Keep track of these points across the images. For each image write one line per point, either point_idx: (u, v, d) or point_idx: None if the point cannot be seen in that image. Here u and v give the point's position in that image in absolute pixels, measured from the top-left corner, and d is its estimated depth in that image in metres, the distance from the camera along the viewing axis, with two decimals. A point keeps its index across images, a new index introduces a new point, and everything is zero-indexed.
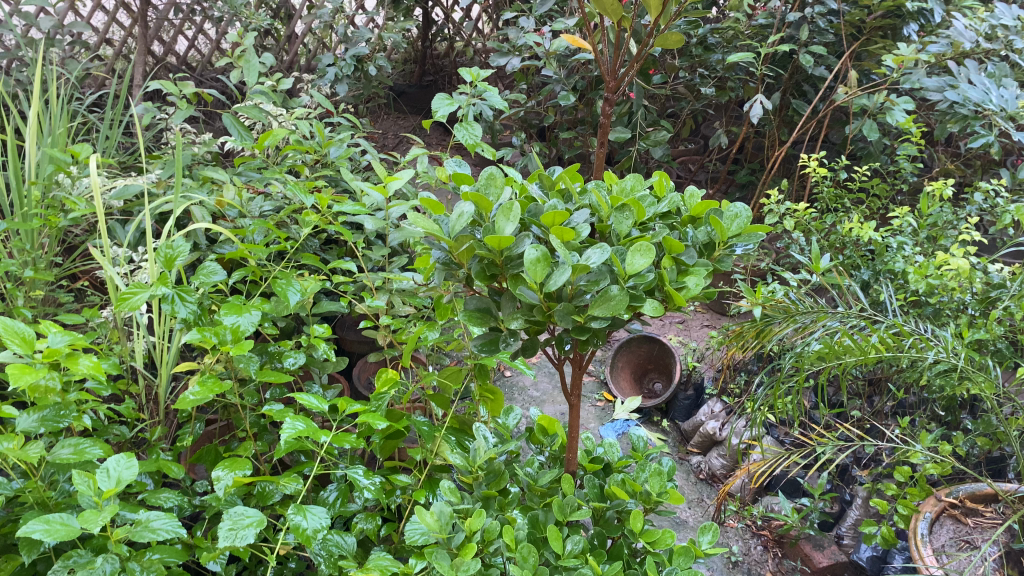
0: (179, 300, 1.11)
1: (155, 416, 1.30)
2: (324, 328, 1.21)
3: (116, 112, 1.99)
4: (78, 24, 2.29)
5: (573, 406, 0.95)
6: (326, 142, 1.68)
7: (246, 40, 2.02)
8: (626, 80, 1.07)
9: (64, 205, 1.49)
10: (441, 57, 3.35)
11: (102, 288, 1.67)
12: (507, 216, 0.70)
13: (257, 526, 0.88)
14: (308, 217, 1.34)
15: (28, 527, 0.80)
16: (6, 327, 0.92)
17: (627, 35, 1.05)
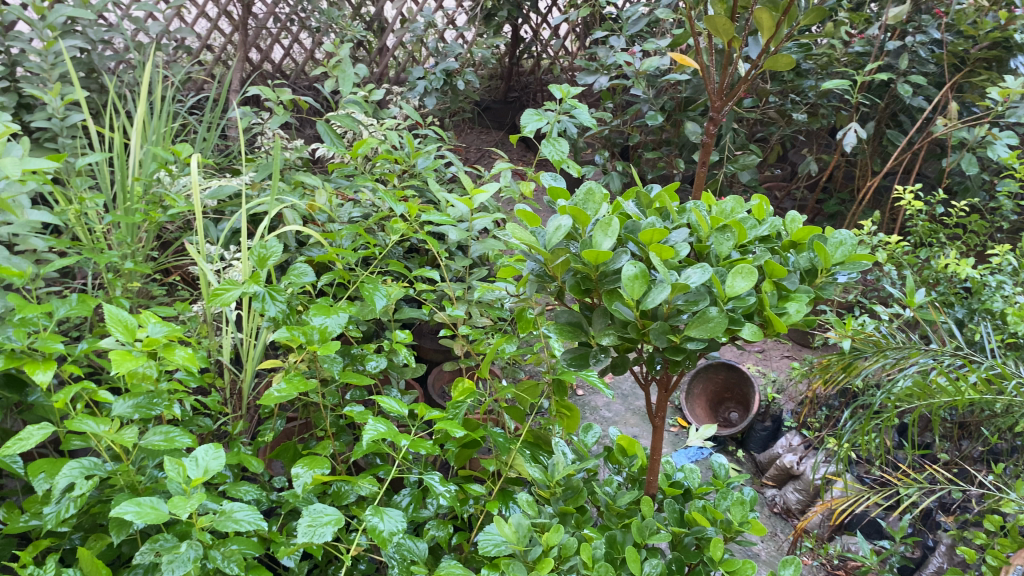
0: (270, 298, 1.15)
1: (239, 410, 1.34)
2: (407, 335, 1.23)
3: (216, 115, 2.07)
4: (184, 29, 2.40)
5: (657, 428, 0.94)
6: (416, 153, 1.71)
7: (342, 51, 2.08)
8: (735, 99, 1.07)
9: (164, 202, 1.56)
10: (527, 74, 3.38)
11: (193, 284, 1.73)
12: (606, 232, 0.70)
13: (335, 524, 0.89)
14: (396, 224, 1.36)
15: (121, 508, 0.83)
16: (111, 315, 0.97)
17: (738, 55, 1.05)
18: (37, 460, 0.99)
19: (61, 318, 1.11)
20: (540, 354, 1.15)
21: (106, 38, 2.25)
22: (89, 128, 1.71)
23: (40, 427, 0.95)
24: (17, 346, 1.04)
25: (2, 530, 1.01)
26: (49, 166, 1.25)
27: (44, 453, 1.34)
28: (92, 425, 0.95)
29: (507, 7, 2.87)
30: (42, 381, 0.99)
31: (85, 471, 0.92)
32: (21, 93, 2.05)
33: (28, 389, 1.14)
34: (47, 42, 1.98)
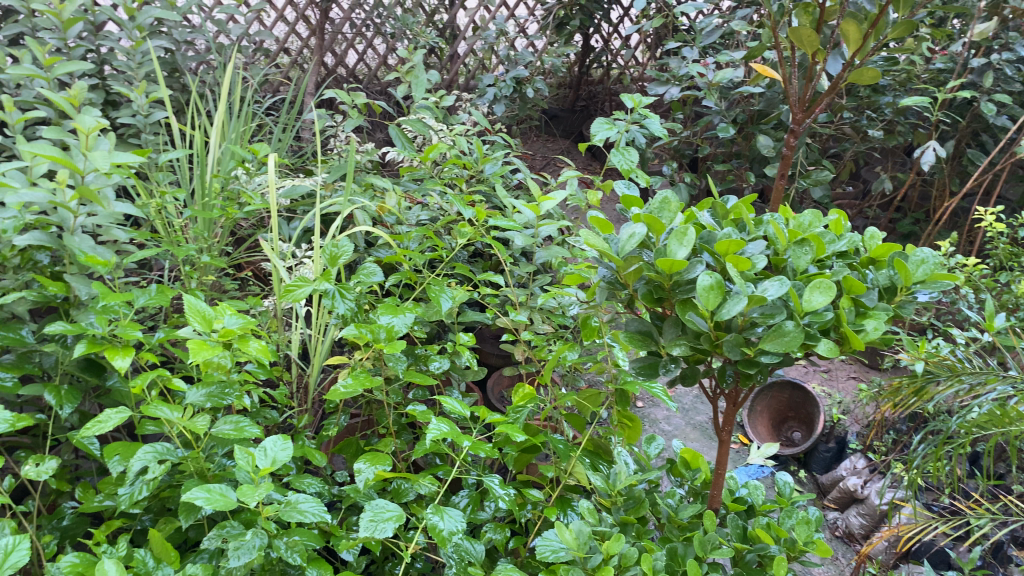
0: (339, 296, 1.17)
1: (303, 405, 1.37)
2: (471, 337, 1.24)
3: (292, 116, 2.13)
4: (264, 32, 2.47)
5: (722, 443, 0.93)
6: (484, 158, 1.73)
7: (416, 56, 2.11)
8: (817, 110, 1.07)
9: (241, 199, 1.60)
10: (596, 84, 3.38)
11: (264, 280, 1.78)
12: (681, 241, 0.70)
13: (396, 521, 0.91)
14: (464, 228, 1.38)
15: (192, 492, 0.86)
16: (190, 305, 1.00)
17: (821, 66, 1.05)
18: (113, 442, 1.02)
19: (140, 306, 1.16)
20: (603, 362, 1.15)
21: (190, 40, 2.33)
22: (172, 125, 1.77)
23: (118, 411, 0.98)
24: (99, 332, 1.08)
25: (78, 509, 1.06)
26: (133, 159, 1.32)
27: (118, 437, 1.39)
28: (166, 411, 0.98)
29: (578, 16, 2.89)
30: (121, 367, 1.02)
31: (158, 455, 0.95)
32: (109, 91, 2.14)
33: (107, 373, 1.20)
34: (136, 42, 2.06)
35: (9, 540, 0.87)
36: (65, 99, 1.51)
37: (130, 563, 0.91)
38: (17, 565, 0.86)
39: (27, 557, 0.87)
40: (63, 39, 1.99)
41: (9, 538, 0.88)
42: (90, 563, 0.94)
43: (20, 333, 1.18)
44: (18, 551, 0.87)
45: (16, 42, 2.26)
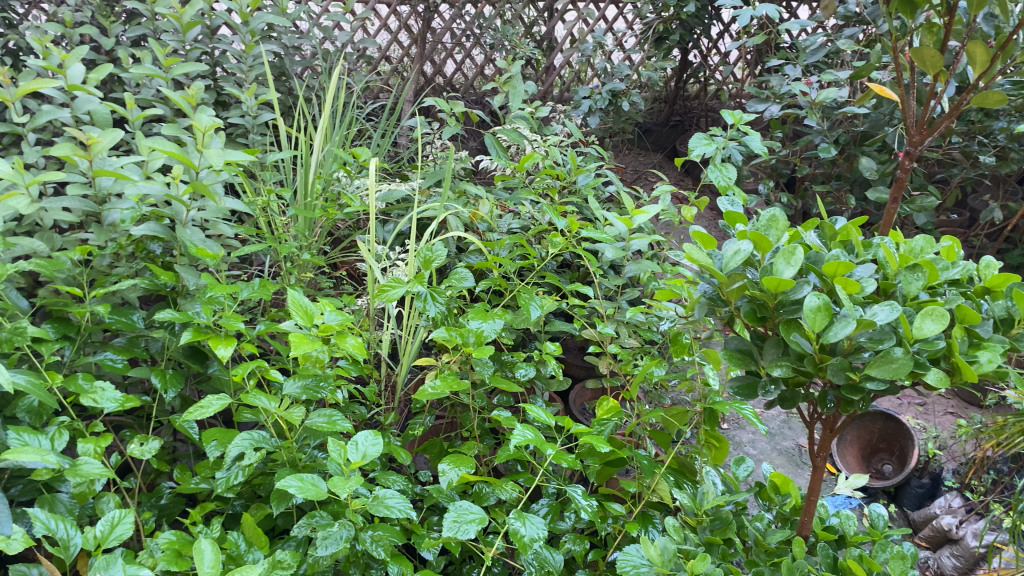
0: (431, 298, 1.20)
1: (390, 404, 1.40)
2: (558, 346, 1.25)
3: (391, 122, 2.19)
4: (369, 39, 2.54)
5: (817, 469, 0.90)
6: (577, 169, 1.71)
7: (515, 66, 2.14)
8: (935, 134, 1.05)
9: (341, 201, 1.65)
10: (692, 99, 3.36)
11: (357, 280, 1.82)
12: (789, 260, 0.69)
13: (479, 523, 0.92)
14: (556, 238, 1.38)
15: (286, 480, 0.89)
16: (294, 300, 1.06)
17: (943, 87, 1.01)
18: (212, 427, 1.06)
19: (243, 299, 1.21)
20: (692, 380, 1.14)
21: (298, 45, 2.43)
22: (279, 127, 1.84)
23: (219, 397, 1.03)
24: (204, 321, 1.13)
25: (176, 489, 1.10)
26: (244, 157, 1.38)
27: (214, 423, 1.45)
28: (264, 401, 1.02)
29: (678, 31, 2.87)
30: (224, 355, 1.07)
31: (254, 442, 0.99)
32: (221, 92, 2.24)
33: (209, 361, 1.25)
34: (249, 45, 2.15)
35: (115, 513, 0.93)
36: (183, 98, 1.61)
37: (223, 544, 0.95)
38: (122, 536, 0.91)
39: (131, 531, 0.92)
40: (182, 41, 2.10)
41: (115, 511, 0.93)
42: (186, 541, 0.98)
43: (131, 318, 1.24)
44: (123, 524, 0.92)
45: (139, 44, 2.39)
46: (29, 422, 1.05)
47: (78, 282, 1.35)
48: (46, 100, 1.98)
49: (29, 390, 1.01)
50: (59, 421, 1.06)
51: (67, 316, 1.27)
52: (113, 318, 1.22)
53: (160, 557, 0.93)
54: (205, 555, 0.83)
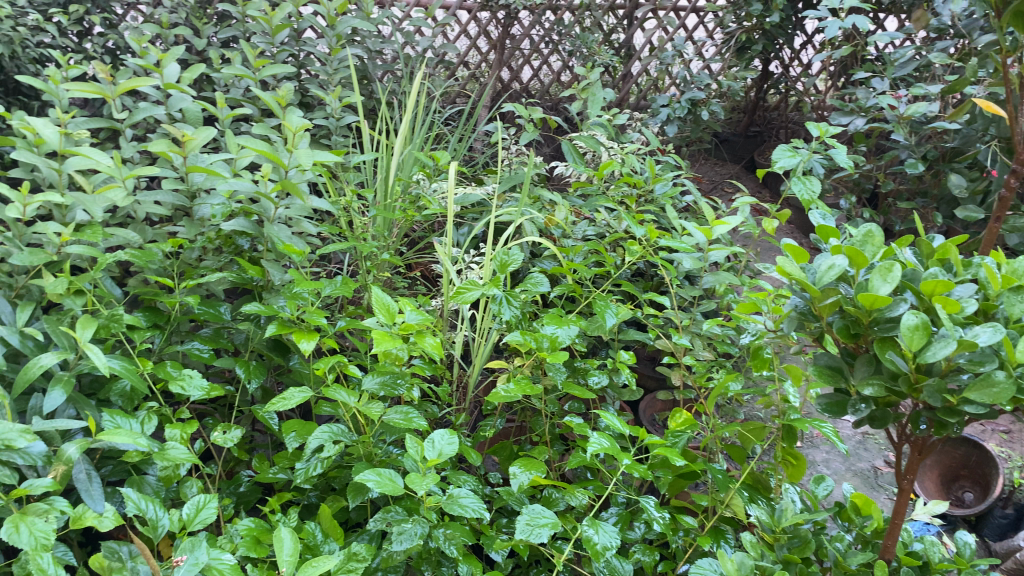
0: (506, 302, 1.21)
1: (461, 404, 1.42)
2: (632, 356, 1.25)
3: (469, 126, 2.21)
4: (450, 45, 2.59)
5: (902, 492, 0.89)
6: (654, 178, 1.71)
7: (594, 74, 2.14)
8: None
9: (421, 204, 1.69)
10: (772, 110, 3.33)
11: (432, 282, 1.85)
12: (885, 277, 0.69)
13: (551, 528, 0.92)
14: (634, 246, 1.38)
15: (364, 475, 0.91)
16: (377, 298, 1.11)
17: None
18: (291, 419, 1.10)
19: (325, 295, 1.24)
20: (770, 396, 1.13)
21: (381, 49, 2.48)
22: (362, 129, 1.89)
23: (301, 390, 1.06)
24: (289, 315, 1.17)
25: (256, 478, 1.14)
26: (331, 158, 1.45)
27: (291, 415, 1.49)
28: (344, 395, 1.05)
29: (760, 41, 2.83)
30: (307, 349, 1.10)
31: (333, 435, 1.02)
32: (306, 93, 2.30)
33: (291, 354, 1.29)
34: (334, 48, 2.21)
35: (200, 497, 0.96)
36: (272, 100, 1.66)
37: (301, 534, 0.98)
38: (206, 520, 0.94)
39: (214, 516, 0.96)
40: (271, 43, 2.16)
41: (200, 496, 0.97)
42: (265, 529, 1.01)
43: (219, 309, 1.29)
44: (207, 509, 0.96)
45: (230, 45, 2.48)
46: (121, 406, 1.10)
47: (169, 273, 1.41)
48: (143, 98, 2.06)
49: (123, 375, 1.05)
50: (149, 406, 1.10)
51: (158, 306, 1.32)
52: (202, 309, 1.27)
53: (240, 543, 0.96)
54: (285, 543, 0.85)
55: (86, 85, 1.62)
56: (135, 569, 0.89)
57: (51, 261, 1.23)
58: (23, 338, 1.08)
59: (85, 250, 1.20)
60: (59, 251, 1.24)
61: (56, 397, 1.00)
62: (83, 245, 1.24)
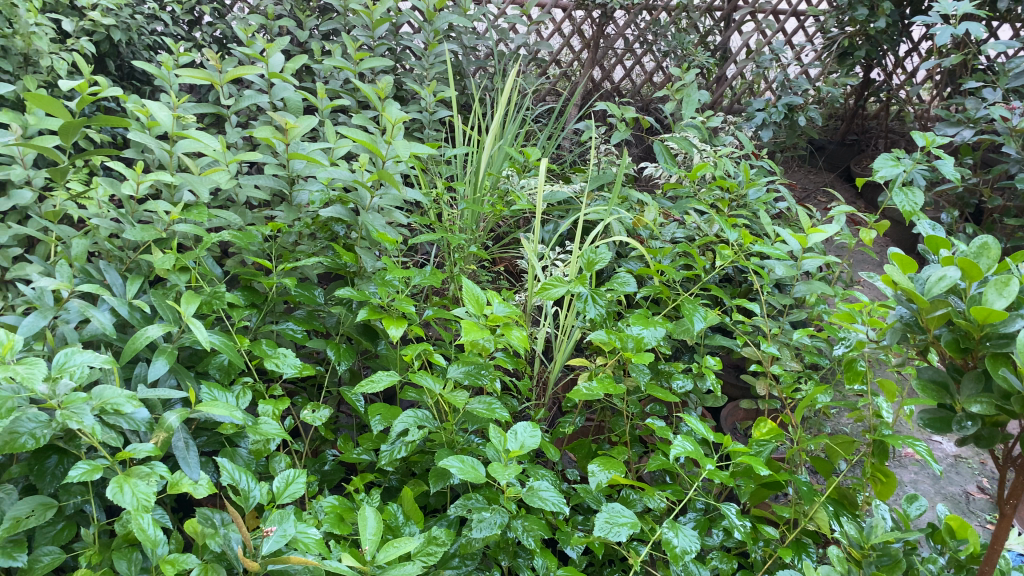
0: (592, 299, 1.21)
1: (540, 399, 1.43)
2: (717, 362, 1.23)
3: (560, 124, 2.22)
4: (544, 43, 2.61)
5: (1004, 517, 0.85)
6: (748, 183, 1.68)
7: (690, 75, 2.12)
8: None
9: (510, 199, 1.70)
10: (871, 119, 3.27)
11: (517, 277, 1.87)
12: (1001, 290, 0.68)
13: (630, 527, 0.92)
14: (726, 250, 1.35)
15: (447, 461, 0.93)
16: (467, 289, 1.13)
17: None
18: (377, 403, 1.12)
19: (415, 284, 1.27)
20: (861, 410, 1.10)
21: (476, 45, 2.51)
22: (456, 124, 1.91)
23: (388, 374, 1.09)
24: (379, 302, 1.20)
25: (340, 457, 1.17)
26: (426, 150, 1.49)
27: (375, 400, 1.53)
28: (430, 382, 1.07)
29: (864, 47, 2.74)
30: (395, 335, 1.13)
31: (417, 420, 1.05)
32: (401, 87, 2.35)
33: (378, 340, 1.35)
34: (432, 43, 2.25)
35: (290, 472, 0.99)
36: (371, 91, 1.70)
37: (383, 515, 1.00)
38: (294, 494, 0.97)
39: (301, 491, 0.98)
40: (370, 36, 2.21)
41: (289, 470, 1.00)
42: (348, 507, 1.04)
43: (313, 292, 1.33)
44: (295, 484, 0.99)
45: (330, 37, 2.55)
46: (219, 379, 1.15)
47: (266, 255, 1.46)
48: (248, 86, 2.14)
49: (222, 350, 1.09)
50: (244, 381, 1.14)
51: (255, 286, 1.37)
52: (297, 291, 1.31)
53: (324, 519, 0.99)
54: (369, 522, 0.87)
55: (196, 72, 1.69)
56: (227, 536, 0.92)
57: (160, 238, 1.28)
58: (131, 309, 1.13)
59: (192, 229, 1.25)
60: (167, 229, 1.29)
61: (160, 367, 1.04)
62: (190, 224, 1.29)
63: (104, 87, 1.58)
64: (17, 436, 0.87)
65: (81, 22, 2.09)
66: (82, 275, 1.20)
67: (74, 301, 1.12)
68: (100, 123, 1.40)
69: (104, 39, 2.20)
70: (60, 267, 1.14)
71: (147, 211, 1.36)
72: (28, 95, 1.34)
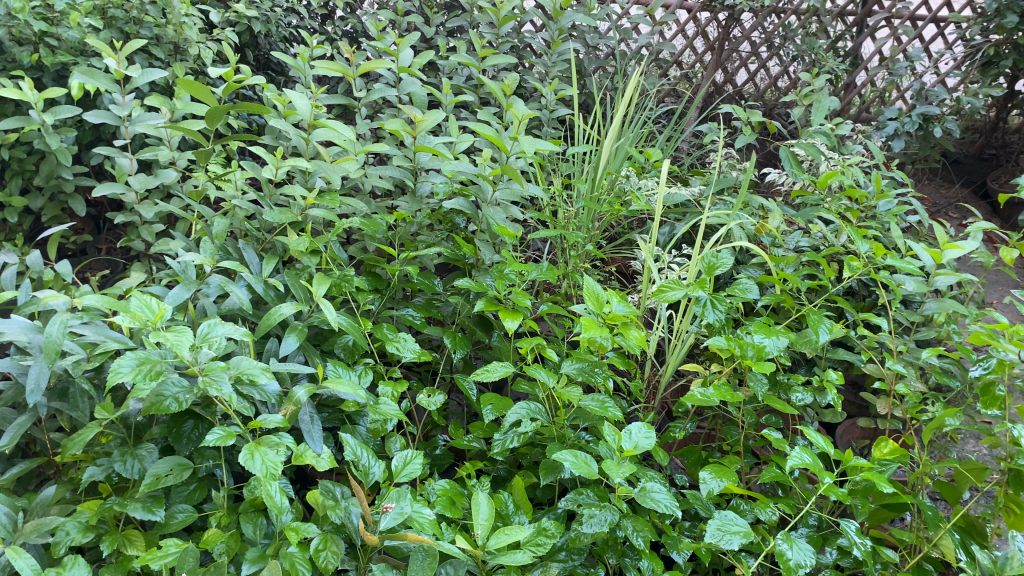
0: (710, 305, 1.19)
1: (650, 403, 1.42)
2: (839, 376, 1.20)
3: (680, 126, 2.19)
4: (667, 43, 2.60)
5: None
6: (879, 194, 1.62)
7: (820, 80, 2.06)
8: None
9: (628, 199, 1.70)
10: (1012, 132, 3.09)
11: (630, 278, 1.86)
12: None
13: (744, 536, 0.90)
14: (854, 262, 1.31)
15: (561, 454, 0.94)
16: (587, 287, 1.14)
17: None
18: (489, 393, 1.14)
19: (532, 279, 1.29)
20: (997, 436, 1.05)
21: (598, 45, 2.52)
22: (577, 122, 1.92)
23: (503, 365, 1.10)
24: (498, 294, 1.22)
25: (452, 443, 1.20)
26: (550, 147, 1.50)
27: (485, 390, 1.56)
28: (544, 375, 1.08)
29: (1011, 56, 2.61)
30: (511, 328, 1.15)
31: (530, 412, 1.06)
32: (522, 84, 2.38)
33: (493, 331, 1.39)
34: (556, 41, 2.27)
35: (408, 452, 1.02)
36: (497, 88, 1.73)
37: (495, 502, 1.02)
38: (411, 474, 1.00)
39: (417, 472, 1.01)
40: (497, 34, 2.25)
41: (407, 451, 1.03)
42: (459, 492, 1.06)
43: (433, 282, 1.37)
44: (412, 465, 1.01)
45: (455, 34, 2.61)
46: (343, 358, 1.19)
47: (389, 242, 1.51)
48: (376, 79, 2.21)
49: (348, 330, 1.13)
50: (366, 362, 1.19)
51: (379, 272, 1.41)
52: (418, 280, 1.35)
53: (437, 502, 1.01)
54: (483, 508, 0.88)
55: (331, 63, 1.76)
56: (347, 509, 0.96)
57: (294, 222, 1.35)
58: (266, 287, 1.19)
59: (324, 214, 1.30)
60: (302, 213, 1.35)
61: (291, 344, 1.09)
62: (322, 209, 1.34)
63: (248, 75, 1.66)
64: (163, 398, 0.93)
65: (226, 13, 2.21)
66: (222, 252, 1.27)
67: (214, 276, 1.18)
68: (243, 110, 1.48)
69: (246, 31, 2.33)
70: (203, 244, 1.21)
71: (283, 195, 1.43)
72: (180, 81, 1.42)
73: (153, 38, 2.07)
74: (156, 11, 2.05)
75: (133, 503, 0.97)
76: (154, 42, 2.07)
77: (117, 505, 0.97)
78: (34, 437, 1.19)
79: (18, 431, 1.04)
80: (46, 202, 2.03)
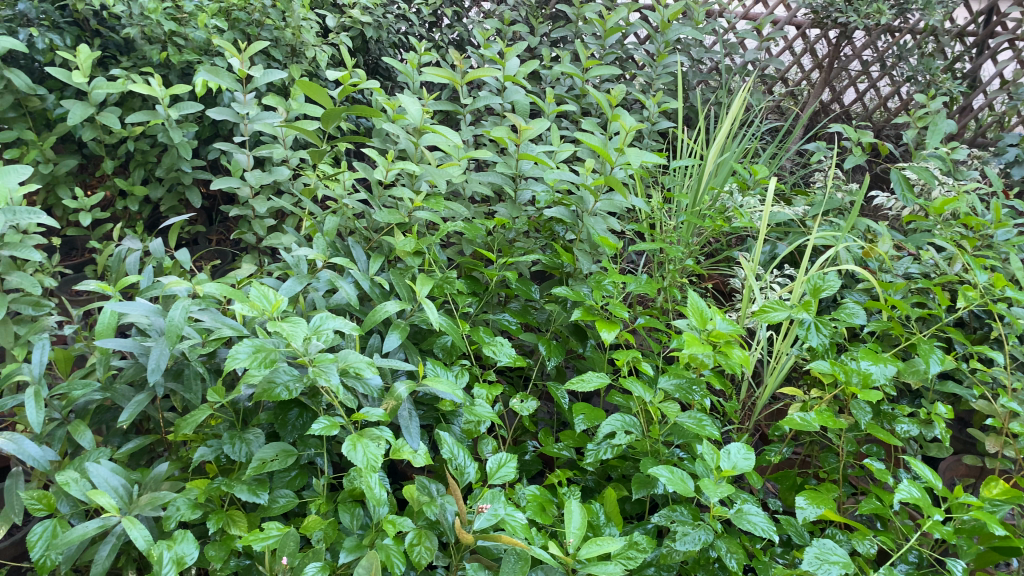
0: (815, 328, 1.16)
1: (744, 423, 1.40)
2: (949, 410, 1.15)
3: (785, 144, 2.15)
4: (774, 59, 2.56)
5: None
6: (998, 222, 1.55)
7: (937, 102, 1.99)
8: None
9: (731, 216, 1.68)
10: None
11: (727, 295, 1.84)
12: None
13: (843, 567, 0.87)
14: (970, 292, 1.26)
15: (657, 469, 0.93)
16: (691, 303, 1.13)
17: None
18: (582, 402, 1.14)
19: (631, 291, 1.28)
20: None
21: (703, 59, 2.51)
22: (681, 136, 1.91)
23: (600, 375, 1.10)
24: (596, 305, 1.22)
25: (543, 450, 1.20)
26: (655, 160, 1.50)
27: (576, 399, 1.56)
28: (641, 389, 1.08)
29: None
30: (608, 340, 1.15)
31: (625, 424, 1.06)
32: (625, 96, 2.38)
33: (588, 341, 1.39)
34: (662, 55, 2.26)
35: (503, 455, 1.03)
36: (603, 99, 1.73)
37: (586, 512, 1.02)
38: (505, 478, 1.01)
39: (510, 476, 1.02)
40: (602, 45, 2.26)
41: (502, 454, 1.04)
42: (550, 499, 1.07)
43: (532, 288, 1.38)
44: (506, 468, 1.02)
45: (559, 44, 2.63)
46: (442, 359, 1.22)
47: (489, 247, 1.53)
48: (481, 87, 2.25)
49: (449, 331, 1.15)
50: (463, 364, 1.20)
51: (479, 277, 1.43)
52: (516, 286, 1.37)
53: (528, 506, 1.02)
54: (576, 516, 0.89)
55: (442, 69, 1.79)
56: (442, 507, 0.98)
57: (401, 223, 1.38)
58: (372, 285, 1.22)
59: (430, 217, 1.33)
60: (408, 214, 1.39)
61: (394, 341, 1.11)
62: (428, 212, 1.37)
63: (362, 79, 1.71)
64: (274, 386, 0.97)
65: (342, 18, 2.29)
66: (332, 248, 1.31)
67: (324, 272, 1.22)
68: (357, 112, 1.53)
69: (359, 35, 2.40)
70: (316, 239, 1.25)
71: (390, 197, 1.47)
72: (300, 82, 1.47)
73: (272, 40, 2.16)
74: (276, 14, 2.13)
75: (240, 484, 1.01)
76: (273, 44, 2.16)
77: (225, 485, 1.01)
78: (148, 415, 1.25)
79: (136, 408, 1.10)
80: (165, 192, 2.14)
